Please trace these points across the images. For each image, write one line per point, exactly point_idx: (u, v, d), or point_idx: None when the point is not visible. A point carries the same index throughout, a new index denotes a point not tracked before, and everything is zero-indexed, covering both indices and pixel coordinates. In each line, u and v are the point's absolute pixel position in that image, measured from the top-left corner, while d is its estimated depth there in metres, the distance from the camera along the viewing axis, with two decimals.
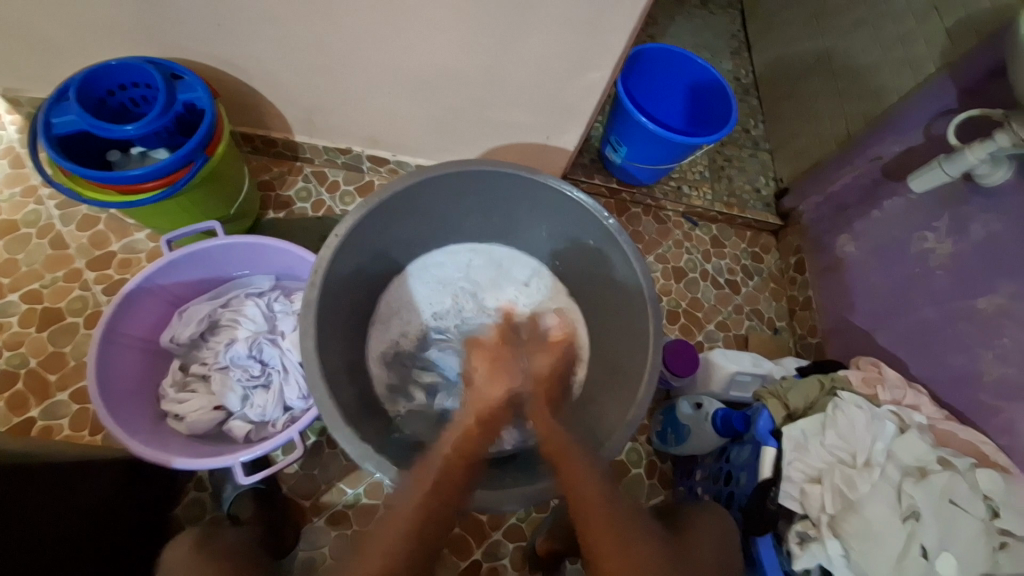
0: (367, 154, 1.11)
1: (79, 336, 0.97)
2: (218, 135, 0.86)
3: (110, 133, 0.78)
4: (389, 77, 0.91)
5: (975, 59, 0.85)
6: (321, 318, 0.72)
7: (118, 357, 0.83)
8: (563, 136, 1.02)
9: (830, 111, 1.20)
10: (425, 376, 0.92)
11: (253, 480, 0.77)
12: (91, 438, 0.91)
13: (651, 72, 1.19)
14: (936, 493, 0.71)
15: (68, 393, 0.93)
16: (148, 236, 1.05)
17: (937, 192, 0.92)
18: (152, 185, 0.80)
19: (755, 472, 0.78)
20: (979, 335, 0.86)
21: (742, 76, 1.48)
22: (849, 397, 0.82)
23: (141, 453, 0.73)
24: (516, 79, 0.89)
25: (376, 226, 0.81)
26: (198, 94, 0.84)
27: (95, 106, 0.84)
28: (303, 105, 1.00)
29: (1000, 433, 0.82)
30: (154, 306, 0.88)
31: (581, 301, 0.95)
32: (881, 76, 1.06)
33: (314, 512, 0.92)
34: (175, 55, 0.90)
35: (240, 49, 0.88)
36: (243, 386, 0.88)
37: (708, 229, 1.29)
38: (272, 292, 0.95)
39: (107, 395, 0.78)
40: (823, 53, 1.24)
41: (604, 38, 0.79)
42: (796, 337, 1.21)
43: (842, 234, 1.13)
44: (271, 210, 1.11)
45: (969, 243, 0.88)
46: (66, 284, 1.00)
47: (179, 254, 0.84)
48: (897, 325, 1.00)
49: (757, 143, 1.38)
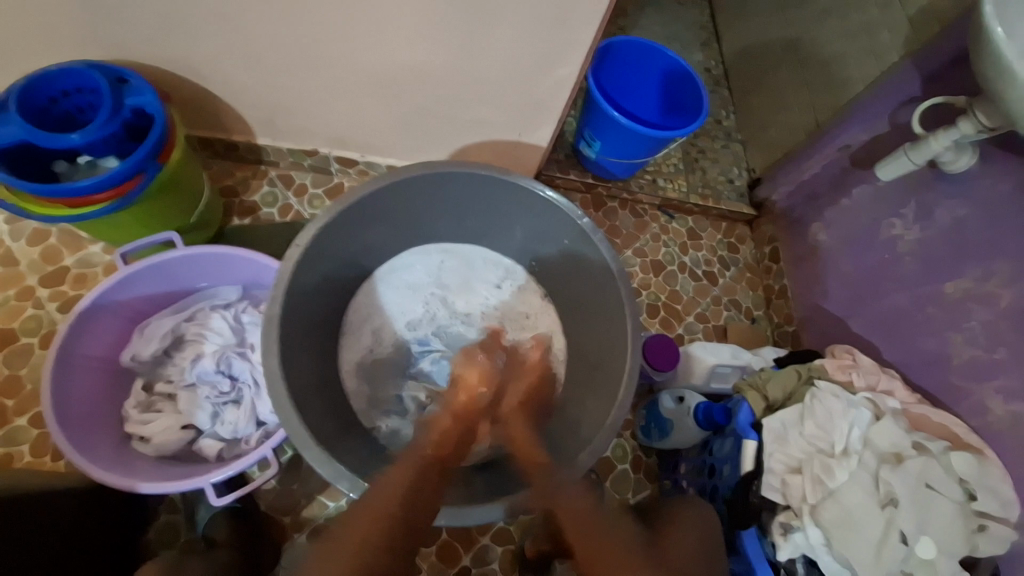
0: (335, 156, 1.07)
1: (35, 357, 0.92)
2: (172, 141, 0.82)
3: (53, 142, 0.74)
4: (353, 75, 0.88)
5: (937, 47, 0.86)
6: (286, 331, 0.70)
7: (75, 379, 0.78)
8: (536, 133, 1.00)
9: (799, 101, 1.21)
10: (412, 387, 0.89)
11: (226, 500, 0.74)
12: (53, 464, 0.86)
13: (621, 65, 1.19)
14: (912, 479, 0.73)
15: (27, 418, 0.88)
16: (104, 249, 1.00)
17: (904, 179, 0.94)
18: (103, 196, 0.76)
19: (737, 466, 0.80)
20: (948, 319, 0.87)
21: (712, 67, 1.48)
22: (827, 387, 0.83)
23: (104, 479, 0.69)
24: (484, 76, 0.87)
25: (343, 232, 0.78)
26: (146, 97, 0.79)
27: (36, 114, 0.79)
28: (264, 107, 0.96)
29: (971, 414, 0.84)
30: (113, 324, 0.84)
31: (558, 301, 0.94)
32: (847, 64, 1.07)
33: (296, 529, 0.89)
34: (123, 57, 0.85)
35: (193, 49, 0.84)
36: (212, 403, 0.85)
37: (684, 221, 1.29)
38: (239, 303, 0.91)
39: (65, 420, 0.74)
40: (790, 42, 1.25)
41: (573, 32, 0.78)
42: (774, 326, 1.22)
43: (815, 223, 1.14)
44: (236, 216, 1.06)
45: (936, 229, 0.89)
46: (18, 303, 0.94)
47: (136, 268, 0.80)
48: (869, 312, 1.01)
49: (729, 133, 1.39)
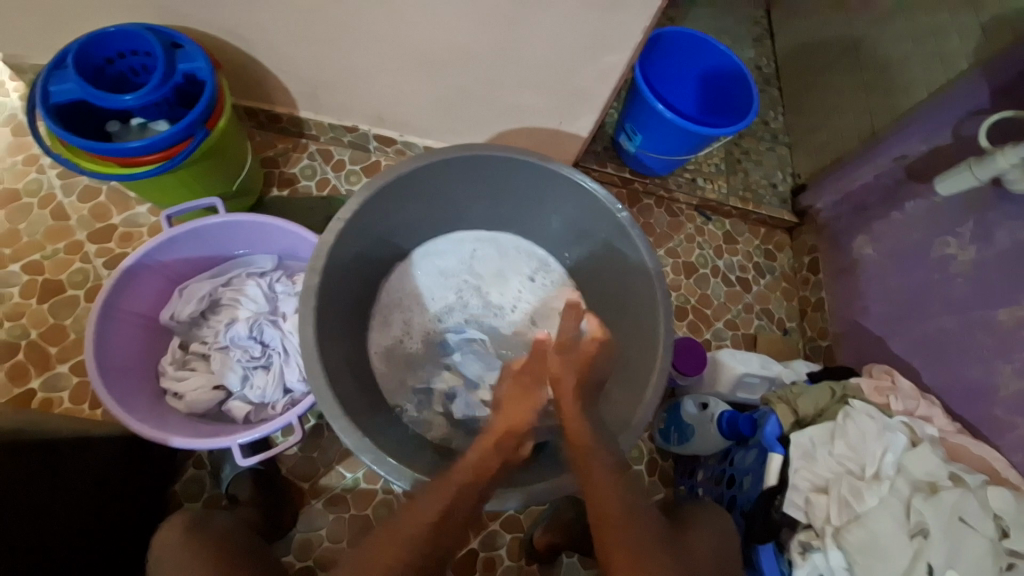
0: (374, 133, 1.08)
1: (79, 309, 0.95)
2: (219, 108, 0.83)
3: (109, 102, 0.76)
4: (397, 53, 0.87)
5: (1011, 58, 0.81)
6: (322, 304, 0.71)
7: (117, 333, 0.81)
8: (577, 123, 0.99)
9: (855, 106, 1.15)
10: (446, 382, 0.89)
11: (252, 461, 0.76)
12: (90, 412, 0.90)
13: (669, 58, 1.15)
14: (945, 510, 0.70)
15: (68, 365, 0.92)
16: (149, 210, 1.03)
17: (962, 196, 0.89)
18: (152, 157, 0.78)
19: (760, 479, 0.77)
20: (998, 348, 0.83)
21: (763, 65, 1.42)
22: (861, 406, 0.81)
23: (140, 430, 0.72)
24: (530, 60, 0.85)
25: (379, 211, 0.79)
26: (199, 64, 0.80)
27: (93, 74, 0.81)
28: (308, 80, 0.96)
29: (1013, 449, 0.80)
30: (154, 283, 0.87)
31: (588, 294, 0.93)
32: (911, 71, 1.02)
33: (313, 495, 0.91)
34: (177, 23, 0.87)
35: (243, 18, 0.84)
36: (243, 366, 0.87)
37: (721, 224, 1.25)
38: (274, 272, 0.93)
39: (106, 371, 0.77)
40: (850, 44, 1.19)
41: (624, 19, 0.76)
42: (806, 339, 1.18)
43: (860, 236, 1.10)
44: (275, 186, 1.08)
45: (994, 252, 0.84)
46: (67, 256, 0.98)
47: (178, 230, 0.82)
48: (911, 332, 0.97)
49: (776, 135, 1.34)
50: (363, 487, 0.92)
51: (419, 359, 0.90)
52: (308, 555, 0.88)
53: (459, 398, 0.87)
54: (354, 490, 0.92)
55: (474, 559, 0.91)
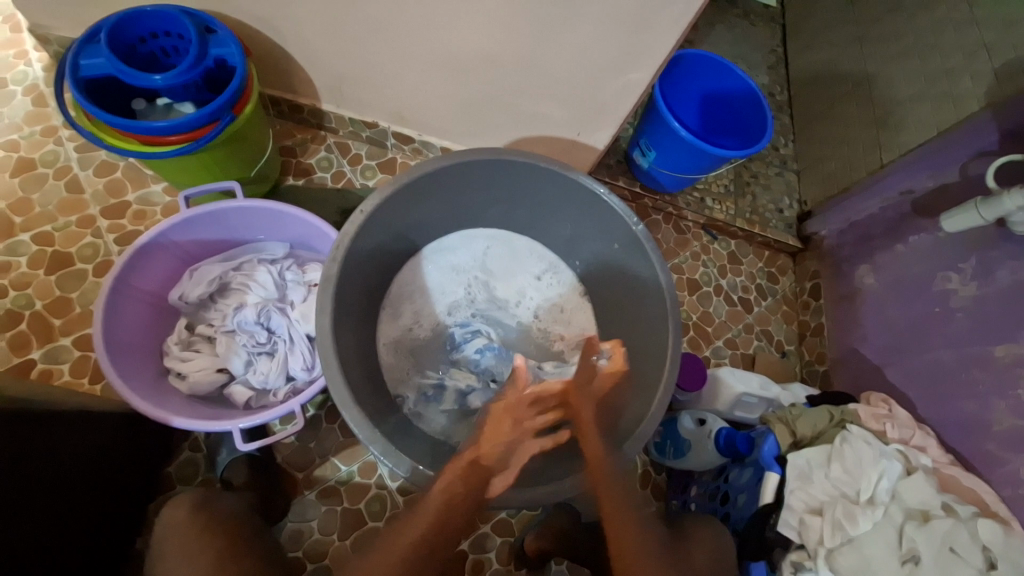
0: (393, 130, 1.09)
1: (87, 284, 0.95)
2: (246, 95, 0.84)
3: (138, 81, 0.76)
4: (425, 53, 0.89)
5: (1022, 103, 0.83)
6: (339, 295, 0.71)
7: (126, 310, 0.81)
8: (595, 135, 1.00)
9: (865, 139, 1.18)
10: (460, 375, 0.88)
11: (251, 446, 0.76)
12: (90, 387, 0.90)
13: (689, 79, 1.17)
14: (936, 540, 0.71)
15: (71, 339, 0.92)
16: (164, 190, 1.03)
17: (967, 233, 0.91)
18: (175, 138, 0.79)
19: (755, 498, 0.79)
20: (993, 383, 0.84)
21: (776, 93, 1.45)
22: (859, 432, 0.82)
23: (141, 408, 0.72)
24: (555, 71, 0.87)
25: (400, 207, 0.79)
26: (230, 50, 0.81)
27: (125, 52, 0.82)
28: (334, 74, 0.98)
29: (1003, 484, 0.81)
30: (166, 262, 0.87)
31: (595, 302, 0.94)
32: (923, 108, 1.04)
33: (307, 486, 0.91)
34: (210, 8, 0.88)
35: (277, 9, 0.86)
36: (247, 352, 0.87)
37: (726, 244, 1.27)
38: (285, 260, 0.93)
39: (112, 347, 0.77)
40: (863, 78, 1.22)
41: (652, 37, 0.77)
42: (803, 363, 1.20)
43: (863, 265, 1.11)
44: (291, 176, 1.09)
45: (994, 289, 0.86)
46: (78, 230, 0.98)
47: (195, 212, 0.83)
48: (909, 363, 0.98)
49: (785, 161, 1.36)
50: (357, 481, 0.92)
51: (423, 353, 0.91)
52: (298, 546, 0.88)
53: (473, 393, 0.87)
54: (348, 484, 0.92)
55: (462, 560, 0.91)
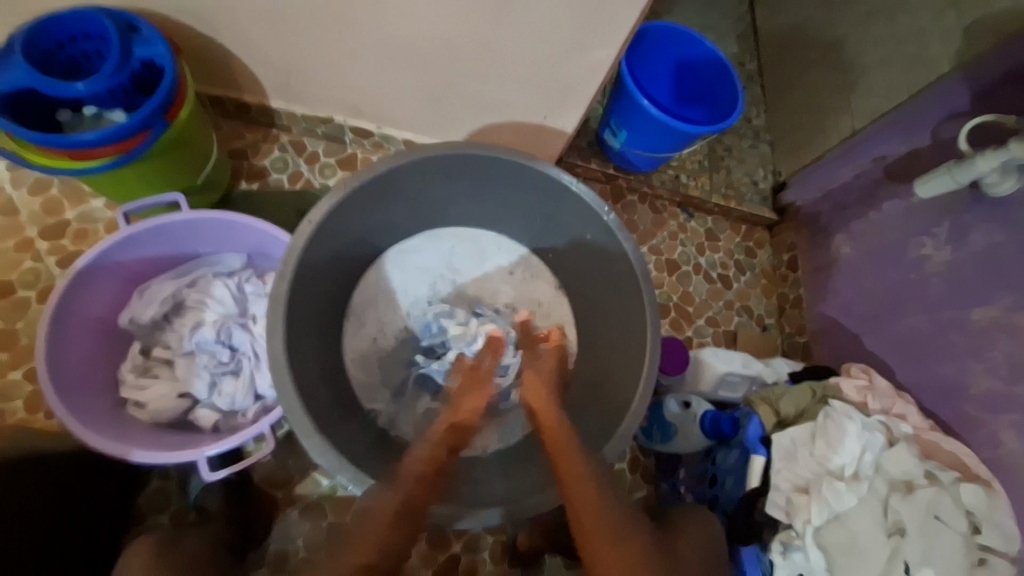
0: (350, 124, 1.03)
1: (32, 311, 0.89)
2: (181, 97, 0.78)
3: (58, 92, 0.70)
4: (375, 42, 0.83)
5: (992, 62, 0.81)
6: (292, 310, 0.68)
7: (70, 339, 0.76)
8: (561, 118, 0.96)
9: (835, 106, 1.16)
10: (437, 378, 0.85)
11: (220, 475, 0.72)
12: (46, 421, 0.84)
13: (655, 54, 1.14)
14: (921, 509, 0.72)
15: (22, 372, 0.86)
16: (106, 204, 0.96)
17: (940, 198, 0.90)
18: (106, 151, 0.73)
19: (742, 481, 0.80)
20: (970, 347, 0.84)
21: (746, 62, 1.42)
22: (841, 406, 0.81)
23: (98, 443, 0.68)
24: (514, 54, 0.82)
25: (355, 211, 0.75)
26: (157, 49, 0.75)
27: (42, 60, 0.75)
28: (279, 67, 0.91)
29: (983, 446, 0.82)
30: (111, 285, 0.81)
31: (571, 294, 0.91)
32: (892, 73, 1.02)
33: (288, 504, 0.88)
34: (133, 4, 0.80)
35: (209, 2, 0.79)
36: (211, 373, 0.82)
37: (703, 221, 1.25)
38: (243, 272, 0.88)
39: (60, 381, 0.72)
40: (831, 42, 1.19)
41: (613, 13, 0.73)
42: (784, 336, 1.20)
43: (838, 234, 1.11)
44: (244, 180, 1.03)
45: (968, 253, 0.86)
46: (18, 254, 0.91)
47: (138, 229, 0.77)
48: (887, 330, 0.98)
49: (758, 133, 1.34)
50: (340, 494, 0.89)
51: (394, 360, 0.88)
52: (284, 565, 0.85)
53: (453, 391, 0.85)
54: (331, 497, 0.89)
55: (456, 563, 0.90)
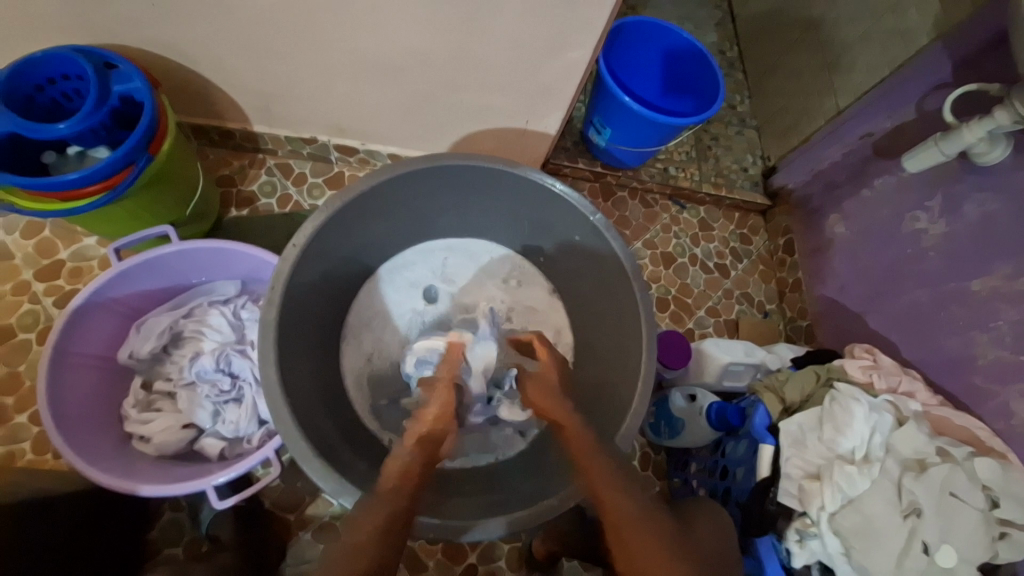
0: (334, 143, 1.03)
1: (33, 354, 0.89)
2: (163, 129, 0.78)
3: (41, 134, 0.70)
4: (351, 60, 0.83)
5: (970, 31, 0.81)
6: (284, 335, 0.68)
7: (71, 379, 0.76)
8: (544, 120, 0.96)
9: (818, 86, 1.15)
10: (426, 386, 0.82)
11: (228, 504, 0.71)
12: (55, 461, 0.85)
13: (634, 49, 1.14)
14: (936, 488, 0.71)
15: (27, 415, 0.86)
16: (98, 241, 0.96)
17: (930, 170, 0.89)
18: (93, 189, 0.73)
19: (753, 470, 0.80)
20: (973, 318, 0.83)
21: (726, 49, 1.42)
22: (846, 389, 0.81)
23: (104, 481, 0.67)
24: (489, 60, 0.82)
25: (344, 229, 0.76)
26: (135, 84, 0.75)
27: (23, 104, 0.76)
28: (259, 92, 0.91)
29: (995, 417, 0.81)
30: (108, 321, 0.81)
31: (565, 296, 0.91)
32: (871, 49, 1.02)
33: (300, 527, 0.88)
34: (108, 42, 0.81)
35: (184, 34, 0.79)
36: (212, 402, 0.82)
37: (696, 211, 1.25)
38: (239, 298, 0.89)
39: (64, 421, 0.72)
40: (809, 22, 1.19)
41: (584, 12, 0.73)
42: (786, 320, 1.19)
43: (832, 215, 1.10)
44: (233, 207, 1.03)
45: (963, 224, 0.85)
46: (15, 298, 0.91)
47: (129, 263, 0.77)
48: (888, 308, 0.98)
49: (743, 119, 1.33)
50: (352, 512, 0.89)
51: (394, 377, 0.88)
52: None
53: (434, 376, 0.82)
54: (343, 517, 0.89)
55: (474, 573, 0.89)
